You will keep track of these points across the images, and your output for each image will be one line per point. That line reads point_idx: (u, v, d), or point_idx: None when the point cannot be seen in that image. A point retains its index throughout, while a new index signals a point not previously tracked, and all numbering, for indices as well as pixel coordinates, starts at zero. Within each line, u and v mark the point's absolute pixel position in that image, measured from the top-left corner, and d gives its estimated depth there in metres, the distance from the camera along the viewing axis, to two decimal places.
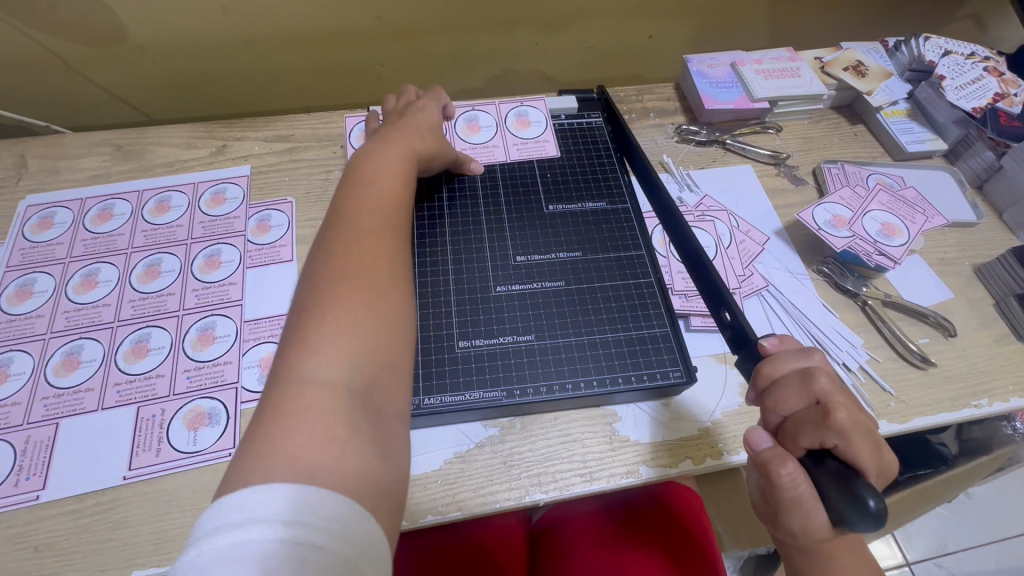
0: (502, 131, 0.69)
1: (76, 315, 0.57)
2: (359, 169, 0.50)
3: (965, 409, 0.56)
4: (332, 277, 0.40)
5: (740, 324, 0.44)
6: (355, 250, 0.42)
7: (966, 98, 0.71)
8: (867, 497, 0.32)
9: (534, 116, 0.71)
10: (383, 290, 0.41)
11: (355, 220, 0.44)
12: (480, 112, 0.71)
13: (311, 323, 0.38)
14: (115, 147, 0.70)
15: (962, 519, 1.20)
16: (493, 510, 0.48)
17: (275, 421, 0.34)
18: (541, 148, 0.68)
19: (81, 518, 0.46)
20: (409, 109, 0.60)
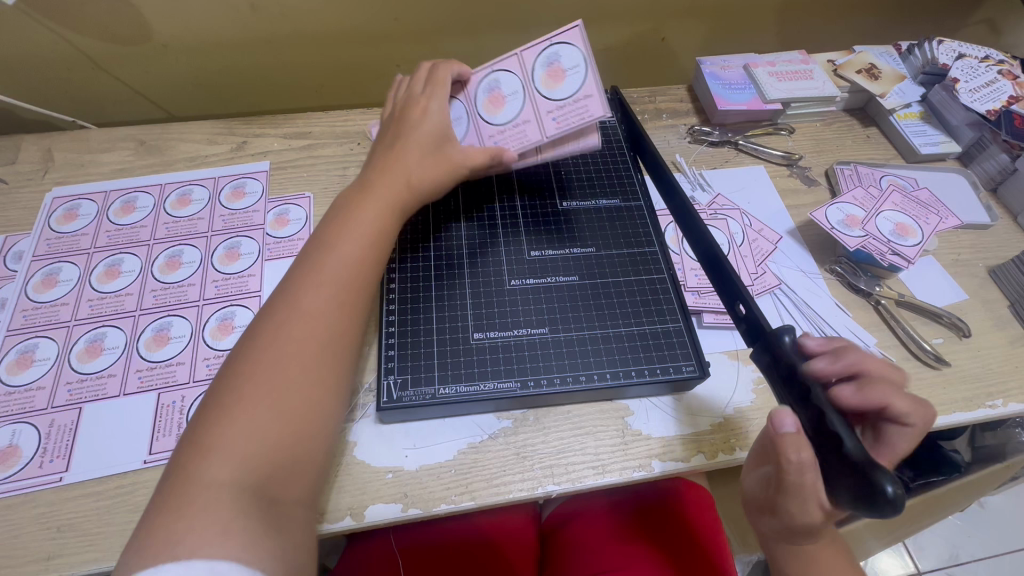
0: (530, 95, 0.58)
1: (99, 303, 0.58)
2: (326, 223, 0.50)
3: (980, 409, 0.55)
4: (263, 353, 0.41)
5: (755, 317, 0.44)
6: (295, 322, 0.43)
7: (980, 101, 0.71)
8: (885, 484, 0.31)
9: (567, 60, 0.58)
10: (308, 375, 0.41)
11: (303, 287, 0.45)
12: (501, 74, 0.59)
13: (227, 401, 0.39)
14: (138, 142, 0.72)
15: (974, 529, 1.18)
16: (506, 500, 0.49)
17: (173, 496, 0.35)
18: (582, 107, 0.56)
19: (102, 500, 0.47)
20: (410, 117, 0.56)
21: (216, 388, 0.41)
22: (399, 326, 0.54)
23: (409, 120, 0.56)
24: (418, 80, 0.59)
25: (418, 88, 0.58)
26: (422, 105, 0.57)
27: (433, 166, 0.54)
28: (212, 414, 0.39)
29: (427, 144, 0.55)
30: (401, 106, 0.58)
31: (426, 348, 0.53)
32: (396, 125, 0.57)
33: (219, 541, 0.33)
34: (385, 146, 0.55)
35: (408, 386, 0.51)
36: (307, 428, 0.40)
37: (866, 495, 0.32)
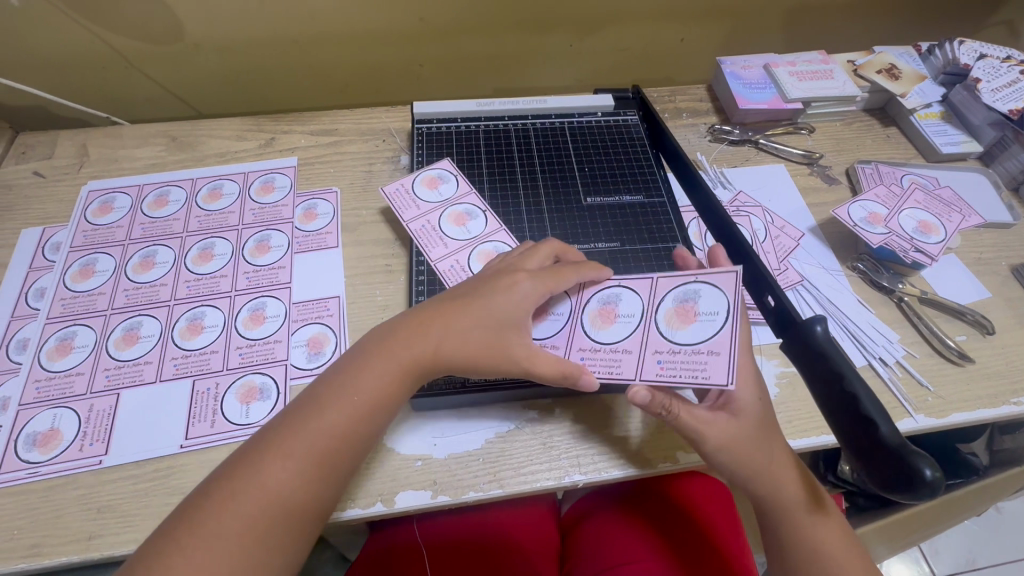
0: (646, 322, 0.49)
1: (135, 293, 0.59)
2: (372, 336, 0.48)
3: (1005, 406, 0.56)
4: (279, 449, 0.41)
5: (784, 307, 0.44)
6: (321, 425, 0.43)
7: (1002, 100, 0.71)
8: (923, 467, 0.33)
9: (707, 304, 0.48)
10: (310, 482, 0.41)
11: (334, 396, 0.44)
12: (625, 289, 0.51)
13: (229, 489, 0.40)
14: (170, 138, 0.74)
15: (991, 533, 1.17)
16: (534, 488, 0.50)
17: (152, 558, 0.37)
18: (700, 364, 0.45)
19: (140, 483, 0.49)
20: (494, 282, 0.49)
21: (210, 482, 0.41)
22: None
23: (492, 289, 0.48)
24: (539, 254, 0.52)
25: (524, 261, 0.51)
26: (513, 275, 0.49)
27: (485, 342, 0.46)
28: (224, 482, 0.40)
29: (490, 320, 0.47)
30: (499, 266, 0.51)
31: None
32: (479, 285, 0.49)
33: None
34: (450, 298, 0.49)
35: (438, 375, 0.52)
36: (296, 526, 0.41)
37: (905, 481, 0.34)
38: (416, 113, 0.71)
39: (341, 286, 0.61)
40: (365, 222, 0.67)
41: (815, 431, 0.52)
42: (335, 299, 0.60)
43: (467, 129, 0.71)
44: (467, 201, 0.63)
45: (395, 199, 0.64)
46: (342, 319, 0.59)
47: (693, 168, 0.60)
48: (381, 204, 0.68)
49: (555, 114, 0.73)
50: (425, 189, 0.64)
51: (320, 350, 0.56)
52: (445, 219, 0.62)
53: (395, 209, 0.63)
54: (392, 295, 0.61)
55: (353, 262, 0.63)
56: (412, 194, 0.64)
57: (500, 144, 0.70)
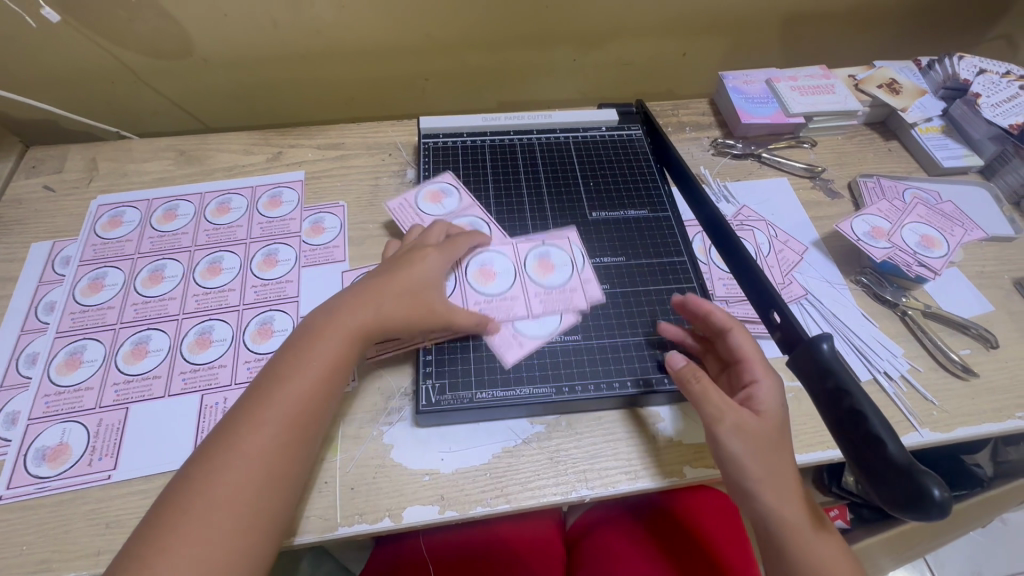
0: (521, 278, 0.59)
1: (143, 307, 0.60)
2: (309, 322, 0.50)
3: (1011, 420, 0.56)
4: (238, 438, 0.42)
5: (790, 325, 0.45)
6: (285, 396, 0.45)
7: (1002, 115, 0.72)
8: (931, 488, 0.33)
9: (555, 257, 0.61)
10: (271, 467, 0.42)
11: (282, 379, 0.45)
12: (494, 254, 0.61)
13: (196, 486, 0.40)
14: (178, 152, 0.74)
15: (996, 545, 1.17)
16: (540, 503, 0.50)
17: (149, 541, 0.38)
18: (568, 297, 0.58)
19: (149, 497, 0.49)
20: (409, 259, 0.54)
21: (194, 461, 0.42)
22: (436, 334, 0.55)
23: (405, 263, 0.54)
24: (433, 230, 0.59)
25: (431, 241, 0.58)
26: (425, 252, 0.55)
27: (412, 310, 0.51)
28: (191, 479, 0.41)
29: (411, 289, 0.52)
30: (406, 249, 0.56)
31: (464, 354, 0.54)
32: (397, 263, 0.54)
33: None
34: (372, 281, 0.52)
35: (446, 389, 0.52)
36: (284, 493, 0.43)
37: (914, 501, 0.34)
38: (422, 128, 0.72)
39: None
40: (372, 236, 0.67)
41: (825, 446, 0.52)
42: None
43: (474, 144, 0.72)
44: (470, 214, 0.64)
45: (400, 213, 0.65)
46: None
47: (698, 184, 0.60)
48: (388, 219, 0.69)
49: (559, 129, 0.74)
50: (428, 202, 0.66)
51: None
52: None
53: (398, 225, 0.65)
54: None
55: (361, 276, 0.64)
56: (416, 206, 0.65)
57: (506, 159, 0.71)
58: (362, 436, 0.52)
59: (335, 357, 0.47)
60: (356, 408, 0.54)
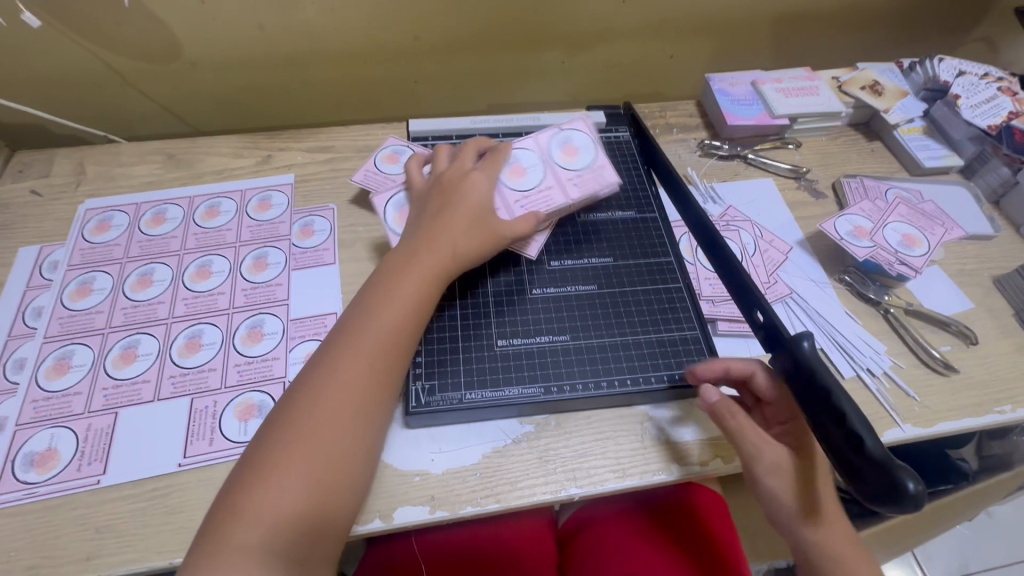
0: (551, 167, 0.64)
1: (132, 311, 0.60)
2: (383, 270, 0.54)
3: (990, 415, 0.57)
4: (322, 377, 0.46)
5: (772, 324, 0.46)
6: (386, 305, 0.50)
7: (980, 117, 0.73)
8: (908, 483, 0.35)
9: (576, 142, 0.67)
10: (353, 405, 0.46)
11: (363, 324, 0.49)
12: (522, 150, 0.65)
13: (301, 408, 0.45)
14: (167, 156, 0.74)
15: (982, 538, 1.19)
16: (530, 503, 0.50)
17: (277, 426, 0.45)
18: (598, 175, 0.64)
19: (139, 502, 0.49)
20: (459, 191, 0.59)
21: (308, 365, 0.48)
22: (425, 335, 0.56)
23: (456, 191, 0.58)
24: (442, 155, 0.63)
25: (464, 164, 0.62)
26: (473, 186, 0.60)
27: (480, 240, 0.56)
28: (282, 415, 0.45)
29: (474, 216, 0.57)
30: (448, 173, 0.60)
31: (453, 356, 0.55)
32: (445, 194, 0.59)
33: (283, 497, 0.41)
34: (433, 215, 0.57)
35: (435, 391, 0.53)
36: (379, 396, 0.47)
37: (891, 494, 0.35)
38: (411, 131, 0.73)
39: (339, 303, 0.62)
40: (362, 239, 0.67)
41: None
42: (332, 315, 0.61)
43: None
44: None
45: (368, 179, 0.68)
46: None
47: (687, 188, 0.60)
48: (379, 222, 0.69)
49: None
50: (392, 165, 0.69)
51: None
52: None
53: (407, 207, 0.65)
54: None
55: (351, 279, 0.64)
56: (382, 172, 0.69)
57: None
58: None
59: (411, 305, 0.51)
60: None
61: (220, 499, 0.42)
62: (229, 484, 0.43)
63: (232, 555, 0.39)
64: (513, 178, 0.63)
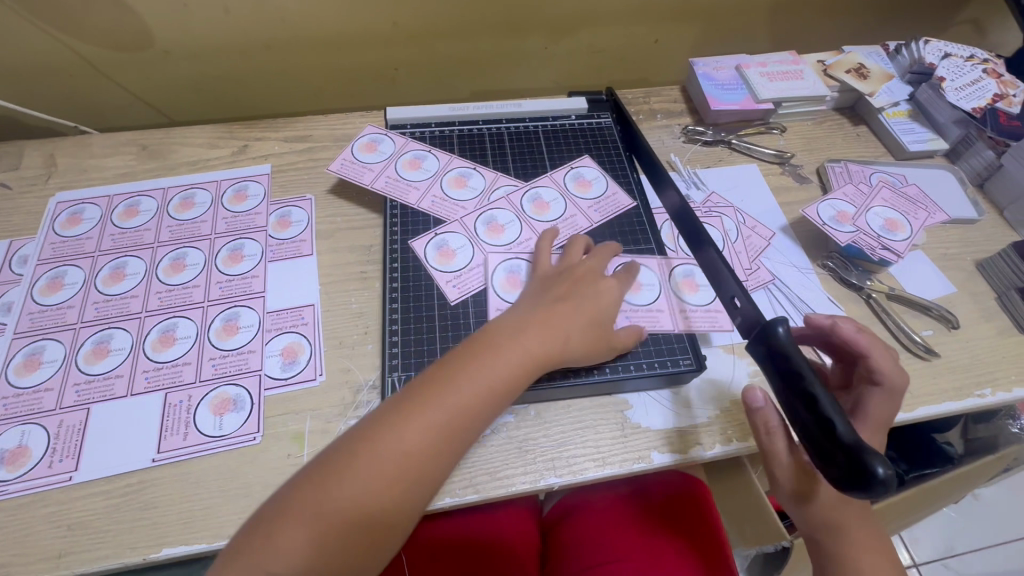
0: (667, 292, 0.59)
1: (105, 306, 0.59)
2: (492, 329, 0.48)
3: (969, 398, 0.57)
4: (393, 429, 0.42)
5: (748, 309, 0.45)
6: (498, 361, 0.46)
7: (966, 99, 0.73)
8: (875, 465, 0.34)
9: (588, 175, 0.68)
10: (412, 471, 0.41)
11: (449, 384, 0.44)
12: (539, 187, 0.67)
13: (380, 435, 0.42)
14: (140, 147, 0.73)
15: (967, 520, 1.20)
16: (508, 493, 0.50)
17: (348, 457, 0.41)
18: (614, 201, 0.66)
19: (112, 498, 0.48)
20: (588, 280, 0.54)
21: (406, 395, 0.44)
22: (402, 327, 0.56)
23: (587, 288, 0.53)
24: (577, 247, 0.58)
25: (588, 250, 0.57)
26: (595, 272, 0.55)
27: (591, 341, 0.51)
28: (340, 457, 0.41)
29: (595, 314, 0.52)
30: (581, 268, 0.54)
31: (430, 347, 0.55)
32: (573, 270, 0.54)
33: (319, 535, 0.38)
34: (550, 299, 0.51)
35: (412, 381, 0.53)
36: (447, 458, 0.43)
37: (857, 477, 0.34)
38: (389, 119, 0.71)
39: (316, 294, 0.61)
40: (339, 229, 0.66)
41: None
42: (309, 307, 0.60)
43: (441, 134, 0.71)
44: (455, 165, 0.68)
45: (346, 167, 0.67)
46: (317, 327, 0.59)
47: (676, 188, 0.57)
48: (357, 212, 0.68)
49: (529, 118, 0.74)
50: (370, 153, 0.68)
51: (294, 359, 0.56)
52: (447, 186, 0.66)
53: (397, 198, 0.64)
54: (368, 301, 0.61)
55: (328, 270, 0.63)
56: (360, 160, 0.67)
57: (475, 149, 0.70)
58: (329, 430, 0.53)
59: (502, 378, 0.46)
60: (324, 402, 0.54)
61: (250, 525, 0.39)
62: (263, 510, 0.40)
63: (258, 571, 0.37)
64: (539, 208, 0.65)
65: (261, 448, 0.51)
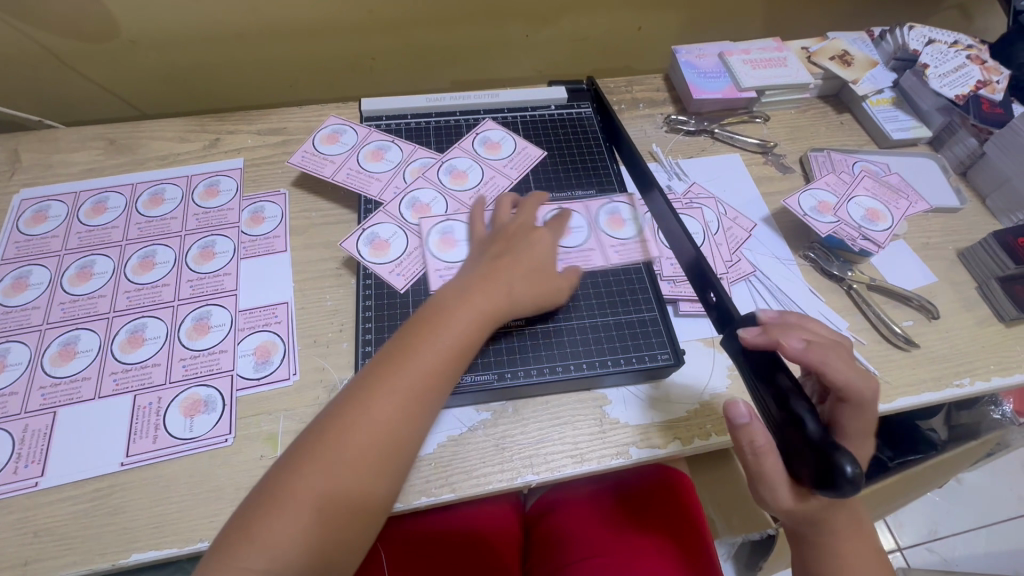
0: (595, 231, 0.62)
1: (72, 306, 0.57)
2: (446, 293, 0.49)
3: (948, 388, 0.57)
4: (356, 410, 0.42)
5: (723, 304, 0.46)
6: (459, 322, 0.47)
7: (949, 86, 0.72)
8: (845, 463, 0.33)
9: (494, 138, 0.69)
10: (384, 447, 0.42)
11: (402, 359, 0.44)
12: (451, 159, 0.66)
13: (353, 403, 0.42)
14: (108, 141, 0.71)
15: (950, 504, 1.21)
16: (485, 491, 0.49)
17: (324, 428, 0.41)
18: (525, 155, 0.68)
19: (79, 504, 0.47)
20: (528, 237, 0.55)
21: (375, 363, 0.45)
22: (375, 324, 0.55)
23: (523, 240, 0.55)
24: (505, 204, 0.59)
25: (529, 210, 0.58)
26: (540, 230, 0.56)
27: (535, 288, 0.52)
28: (318, 435, 0.41)
29: (539, 266, 0.53)
30: (512, 225, 0.56)
31: None
32: (518, 232, 0.55)
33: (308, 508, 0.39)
34: (490, 262, 0.52)
35: None
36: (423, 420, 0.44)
37: (828, 477, 0.34)
38: (364, 110, 0.70)
39: (290, 292, 0.60)
40: (315, 225, 0.65)
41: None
42: (283, 305, 0.59)
43: (418, 126, 0.70)
44: (418, 156, 0.67)
45: (307, 160, 0.65)
46: (290, 325, 0.58)
47: (663, 194, 0.55)
48: (333, 206, 0.66)
49: (508, 109, 0.72)
50: (332, 145, 0.67)
51: (267, 359, 0.55)
52: (409, 177, 0.65)
53: (358, 190, 0.63)
54: (343, 298, 0.60)
55: (302, 266, 0.62)
56: (322, 153, 0.66)
57: (451, 141, 0.69)
58: (304, 430, 0.52)
59: (456, 341, 0.46)
60: (298, 402, 0.53)
61: (230, 524, 0.39)
62: (242, 509, 0.39)
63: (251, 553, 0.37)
64: (456, 180, 0.65)
65: (234, 450, 0.50)
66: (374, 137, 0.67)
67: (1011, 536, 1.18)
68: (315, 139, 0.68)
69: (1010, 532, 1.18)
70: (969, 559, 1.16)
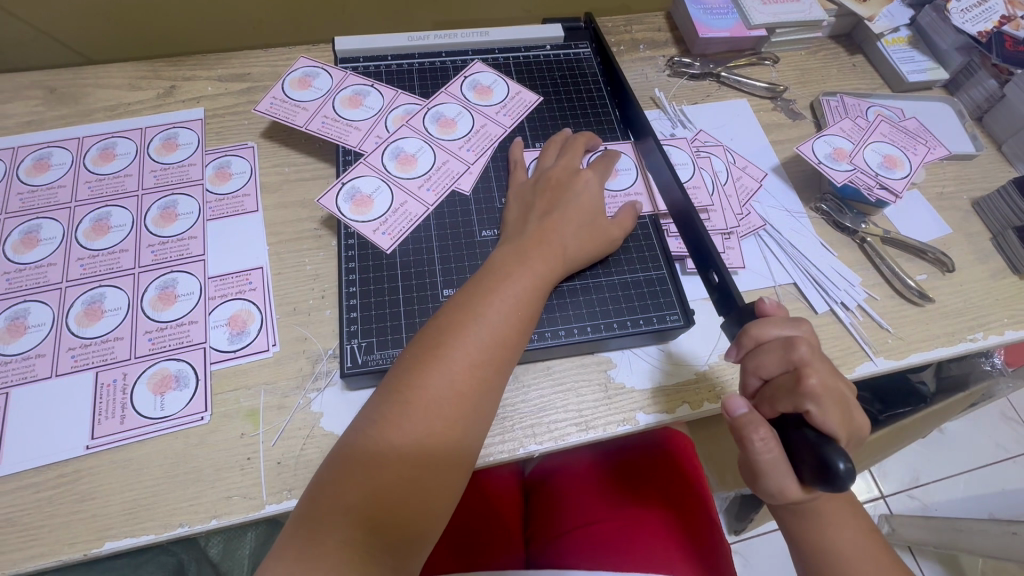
0: (643, 177, 0.58)
1: (18, 277, 0.51)
2: (500, 256, 0.47)
3: (961, 343, 0.55)
4: (433, 370, 0.39)
5: (727, 285, 0.47)
6: (523, 282, 0.44)
7: (970, 21, 0.66)
8: (836, 463, 0.33)
9: (485, 81, 0.62)
10: (462, 411, 0.39)
11: (471, 317, 0.41)
12: (439, 104, 0.60)
13: (424, 362, 0.39)
14: (48, 90, 0.63)
15: (935, 452, 1.21)
16: (487, 464, 0.46)
17: (397, 390, 0.39)
18: (519, 101, 0.62)
19: (43, 491, 0.43)
20: (569, 186, 0.52)
21: (437, 323, 0.42)
22: (361, 288, 0.50)
23: (567, 187, 0.52)
24: (550, 149, 0.56)
25: (571, 158, 0.55)
26: (583, 176, 0.53)
27: (589, 240, 0.50)
28: (392, 397, 0.38)
29: (585, 216, 0.50)
30: (556, 170, 0.53)
31: (393, 309, 0.49)
32: (560, 183, 0.52)
33: (388, 472, 0.36)
34: (538, 215, 0.50)
35: (374, 349, 0.48)
36: (498, 383, 0.41)
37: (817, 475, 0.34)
38: (338, 50, 0.62)
39: (265, 255, 0.54)
40: (289, 181, 0.59)
41: None
42: (258, 270, 0.54)
43: (400, 69, 0.63)
44: (401, 102, 0.60)
45: (277, 107, 0.58)
46: (266, 291, 0.53)
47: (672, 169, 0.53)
48: (308, 161, 0.60)
49: (498, 49, 0.66)
50: (303, 90, 0.60)
51: (243, 330, 0.50)
52: (392, 127, 0.58)
53: (335, 140, 0.57)
54: (324, 262, 0.55)
55: (277, 228, 0.56)
56: (293, 99, 0.59)
57: (436, 86, 0.63)
58: (286, 405, 0.48)
59: (525, 297, 0.44)
60: (279, 375, 0.49)
61: (310, 495, 0.36)
62: (317, 483, 0.36)
63: (337, 520, 0.34)
64: (444, 128, 0.59)
65: (211, 428, 0.46)
66: (348, 81, 0.60)
67: (992, 480, 1.19)
68: (281, 85, 0.60)
69: (990, 476, 1.20)
70: (949, 503, 1.17)
